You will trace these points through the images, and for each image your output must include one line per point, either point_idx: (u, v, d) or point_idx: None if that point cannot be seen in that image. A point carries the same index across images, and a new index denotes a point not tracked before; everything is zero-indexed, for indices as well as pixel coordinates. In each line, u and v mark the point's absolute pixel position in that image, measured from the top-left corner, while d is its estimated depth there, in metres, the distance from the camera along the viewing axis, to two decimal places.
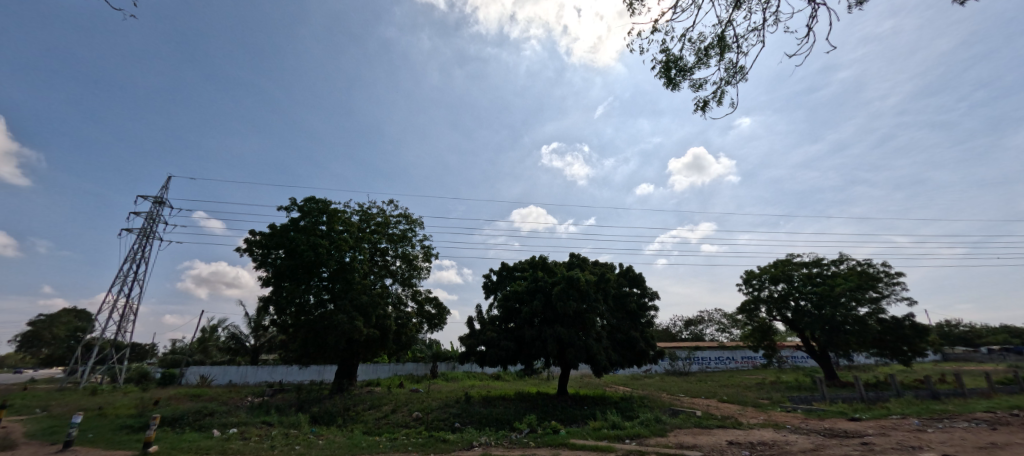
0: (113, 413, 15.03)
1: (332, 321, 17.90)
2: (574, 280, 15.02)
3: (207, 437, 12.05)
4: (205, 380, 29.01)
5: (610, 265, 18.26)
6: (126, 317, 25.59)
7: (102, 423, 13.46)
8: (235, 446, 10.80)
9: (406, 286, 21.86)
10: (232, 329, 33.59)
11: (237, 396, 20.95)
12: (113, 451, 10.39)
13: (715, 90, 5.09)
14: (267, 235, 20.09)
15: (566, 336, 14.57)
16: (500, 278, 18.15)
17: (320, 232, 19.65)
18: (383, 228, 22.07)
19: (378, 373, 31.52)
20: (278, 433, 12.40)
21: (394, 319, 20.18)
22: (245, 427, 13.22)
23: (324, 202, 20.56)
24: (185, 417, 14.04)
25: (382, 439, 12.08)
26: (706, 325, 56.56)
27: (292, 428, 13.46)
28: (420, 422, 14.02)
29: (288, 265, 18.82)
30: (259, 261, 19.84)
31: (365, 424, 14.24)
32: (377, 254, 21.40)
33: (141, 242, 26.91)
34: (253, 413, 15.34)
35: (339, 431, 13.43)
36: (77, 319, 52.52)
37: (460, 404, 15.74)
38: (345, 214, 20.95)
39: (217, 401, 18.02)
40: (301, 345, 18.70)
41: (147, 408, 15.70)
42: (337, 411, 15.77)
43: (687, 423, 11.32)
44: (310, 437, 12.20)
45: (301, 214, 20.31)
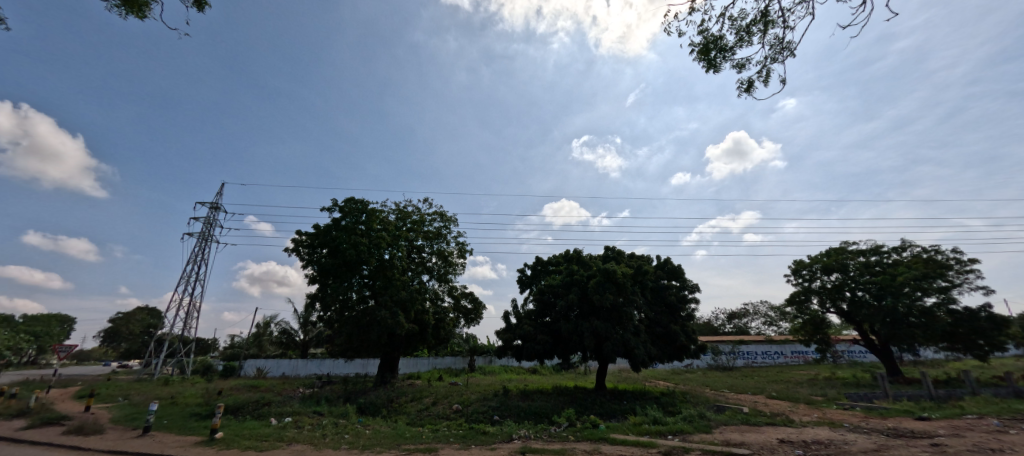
0: (183, 402, 16.43)
1: (374, 317, 18.61)
2: (611, 273, 14.77)
3: (266, 424, 12.88)
4: (260, 373, 30.79)
5: (648, 257, 17.80)
6: (191, 314, 27.77)
7: (175, 411, 14.72)
8: (292, 434, 11.51)
9: (443, 281, 22.31)
10: (283, 325, 35.77)
11: (289, 387, 22.26)
12: (187, 436, 11.35)
13: (760, 68, 4.83)
14: (312, 235, 21.11)
15: (602, 329, 14.46)
16: (534, 272, 18.15)
17: (359, 231, 20.41)
18: (419, 226, 22.62)
19: (418, 366, 32.67)
20: (329, 423, 13.08)
21: (433, 314, 20.79)
22: (299, 416, 14.04)
23: (363, 201, 21.33)
24: (245, 406, 15.04)
25: (424, 429, 12.49)
26: (751, 318, 54.22)
27: (341, 418, 14.12)
28: (460, 414, 14.32)
29: (332, 263, 19.68)
30: (306, 261, 20.87)
31: (408, 415, 14.73)
32: (413, 251, 21.98)
33: (201, 245, 29.14)
34: (305, 403, 16.24)
35: (383, 422, 13.93)
36: (149, 315, 57.97)
37: (499, 397, 15.93)
38: (382, 213, 21.60)
39: (273, 391, 19.31)
40: (347, 338, 19.51)
41: (213, 397, 17.04)
42: (382, 402, 16.38)
43: (734, 420, 10.90)
44: (358, 427, 12.80)
45: (343, 214, 21.18)
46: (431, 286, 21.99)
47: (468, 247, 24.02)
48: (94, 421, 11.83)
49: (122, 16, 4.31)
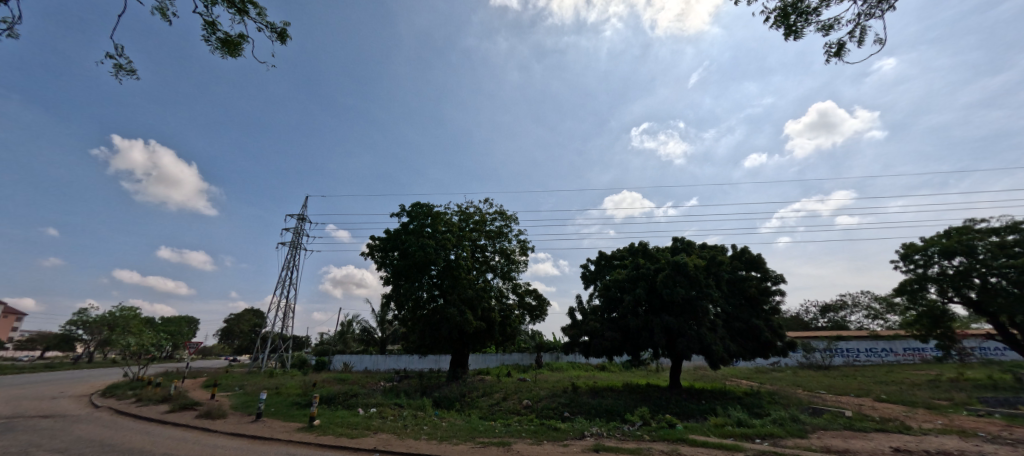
0: (285, 392, 18.39)
1: (444, 315, 19.37)
2: (681, 265, 14.00)
3: (355, 414, 13.99)
4: (346, 367, 33.43)
5: (723, 247, 16.59)
6: (287, 314, 30.97)
7: (279, 400, 16.50)
8: (377, 423, 12.37)
9: (506, 279, 22.62)
10: (363, 323, 38.58)
11: (372, 381, 23.92)
12: (290, 422, 12.65)
13: (852, 29, 4.26)
14: (384, 239, 22.44)
15: (675, 325, 13.75)
16: (599, 267, 17.74)
17: (426, 234, 21.32)
18: (481, 226, 23.12)
19: (487, 362, 33.48)
20: (408, 414, 13.87)
21: (499, 312, 21.17)
22: (382, 407, 15.02)
23: (428, 205, 22.26)
24: (335, 397, 16.41)
25: (497, 423, 12.76)
26: (849, 311, 48.51)
27: (419, 410, 14.88)
28: (531, 410, 14.43)
29: (403, 265, 20.76)
30: (380, 263, 22.23)
31: (480, 410, 15.15)
32: (477, 251, 22.53)
33: (292, 252, 32.36)
34: (386, 396, 17.37)
35: (458, 415, 14.47)
36: (254, 315, 65.81)
37: (569, 394, 15.80)
38: (446, 215, 22.39)
39: (358, 385, 20.90)
40: (420, 336, 20.49)
41: (308, 388, 18.86)
42: (455, 396, 17.01)
43: (834, 424, 9.80)
44: (435, 419, 13.41)
45: (410, 218, 22.26)
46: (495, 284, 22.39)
47: (530, 244, 24.11)
48: (216, 407, 13.61)
49: (222, 57, 4.83)
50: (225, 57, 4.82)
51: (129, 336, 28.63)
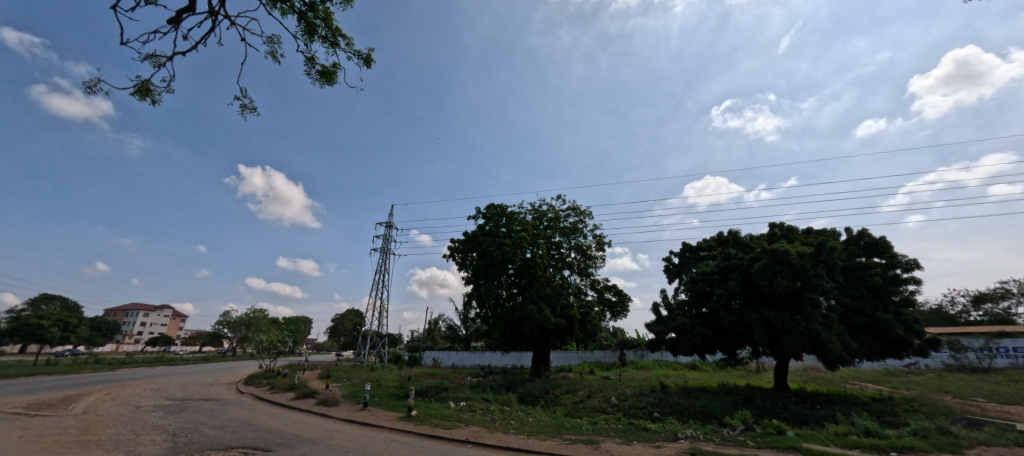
0: (386, 384, 20.07)
1: (524, 312, 19.58)
2: (781, 254, 12.56)
3: (447, 407, 14.76)
4: (436, 363, 35.48)
5: (833, 232, 14.63)
6: (382, 313, 33.78)
7: (380, 392, 18.03)
8: (467, 416, 12.91)
9: (584, 275, 22.23)
10: (449, 321, 40.62)
11: (459, 376, 25.05)
12: (392, 412, 13.74)
13: None
14: (463, 241, 23.33)
15: (778, 320, 12.37)
16: (683, 259, 16.65)
17: (502, 233, 21.75)
18: (555, 223, 22.99)
19: (569, 360, 33.21)
20: (496, 409, 14.25)
21: (578, 308, 20.91)
22: (471, 401, 15.64)
23: (501, 205, 22.67)
24: (428, 391, 17.47)
25: (583, 421, 12.57)
26: (1013, 302, 39.77)
27: (505, 405, 15.24)
28: (617, 409, 14.00)
29: (482, 265, 21.37)
30: (460, 264, 23.14)
31: (565, 407, 15.06)
32: (552, 248, 22.45)
33: (383, 257, 35.21)
34: (474, 390, 18.06)
35: (544, 411, 14.53)
36: (355, 315, 72.84)
37: (658, 393, 15.02)
38: (520, 215, 22.64)
39: (448, 379, 22.03)
40: (502, 332, 21.00)
41: (404, 382, 20.35)
42: (539, 393, 17.12)
43: (1000, 440, 8.05)
44: (522, 414, 13.66)
45: (486, 219, 22.89)
46: (573, 281, 22.15)
47: (606, 238, 23.45)
48: (330, 396, 15.30)
49: (321, 86, 5.36)
50: (323, 86, 5.36)
51: (259, 334, 33.39)
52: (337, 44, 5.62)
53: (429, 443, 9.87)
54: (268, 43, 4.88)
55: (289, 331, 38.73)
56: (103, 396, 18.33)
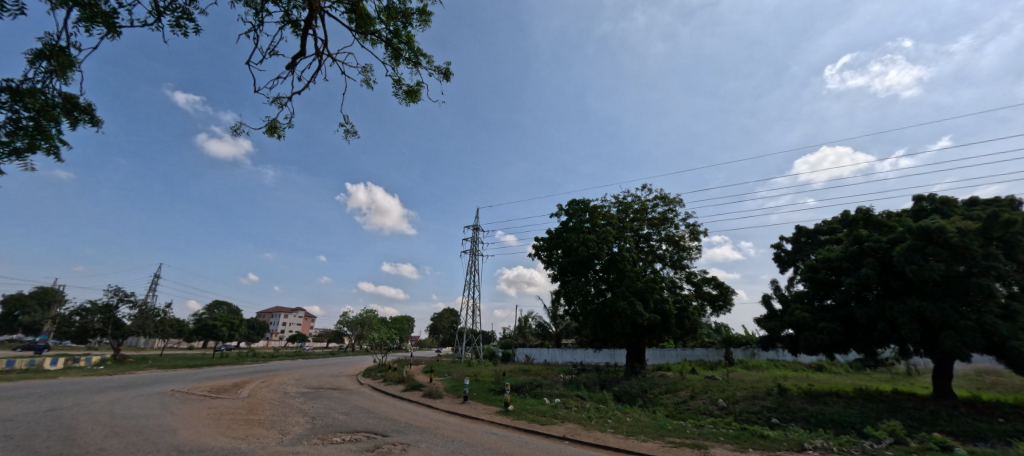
0: (484, 379, 21.20)
1: (615, 308, 19.14)
2: (931, 233, 10.59)
3: (543, 403, 15.05)
4: (528, 359, 36.27)
5: (1006, 203, 11.88)
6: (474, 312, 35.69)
7: (481, 386, 19.09)
8: (563, 413, 13.06)
9: (678, 268, 21.02)
10: (538, 319, 41.36)
11: (553, 372, 25.32)
12: (489, 406, 14.48)
13: None
14: (548, 239, 23.53)
15: (932, 313, 10.40)
16: (798, 246, 14.94)
17: (586, 229, 21.50)
18: (642, 214, 22.09)
19: (666, 358, 31.70)
20: (591, 407, 14.19)
21: (673, 303, 19.86)
22: (566, 398, 15.76)
23: (585, 200, 22.46)
24: (523, 387, 17.98)
25: (687, 423, 11.91)
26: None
27: (601, 403, 15.09)
28: (726, 412, 13.02)
29: (568, 261, 21.30)
30: (547, 262, 23.36)
31: (665, 407, 14.42)
32: (641, 241, 21.54)
33: (472, 258, 37.21)
34: (569, 388, 18.17)
35: (643, 411, 14.08)
36: (451, 314, 77.90)
37: (774, 397, 13.61)
38: (604, 209, 22.18)
39: (542, 375, 22.49)
40: (594, 328, 20.81)
41: (501, 377, 21.29)
42: (636, 392, 16.61)
43: None
44: (619, 413, 13.43)
45: (569, 216, 22.84)
46: (666, 275, 21.09)
47: (700, 227, 21.93)
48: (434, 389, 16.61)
49: (406, 105, 6.01)
50: (409, 105, 5.95)
51: (371, 332, 37.32)
52: (419, 63, 6.02)
53: (527, 437, 10.19)
54: (365, 75, 5.36)
55: (396, 329, 42.67)
56: (261, 383, 22.10)
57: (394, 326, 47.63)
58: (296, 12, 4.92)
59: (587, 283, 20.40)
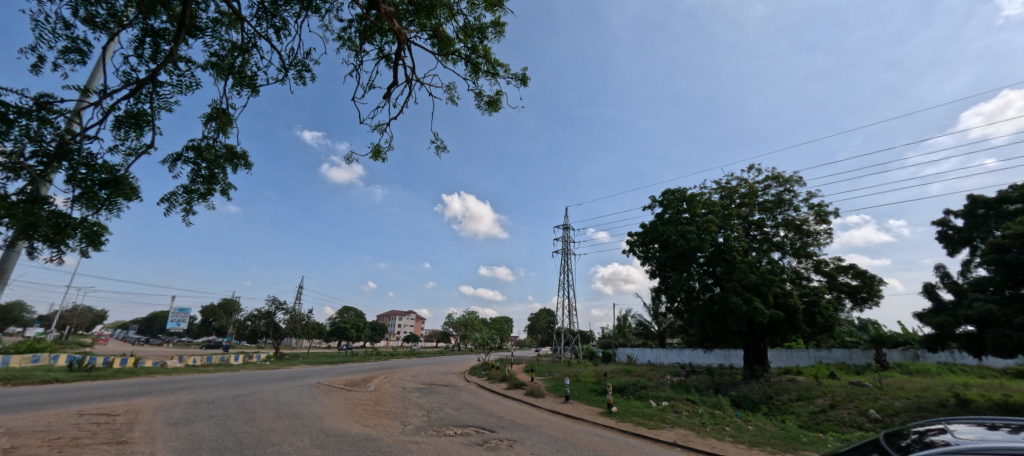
0: (585, 379, 21.79)
1: (727, 305, 18.17)
2: None
3: (649, 405, 15.07)
4: (631, 360, 35.61)
5: None
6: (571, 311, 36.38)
7: (582, 386, 19.71)
8: (672, 417, 13.07)
9: (802, 257, 19.26)
10: (638, 317, 40.62)
11: (658, 374, 24.63)
12: (592, 405, 15.05)
13: None
14: (642, 234, 23.14)
15: None
16: (977, 221, 12.17)
17: (684, 220, 20.75)
18: (752, 198, 20.82)
19: (798, 361, 29.13)
20: (704, 412, 13.85)
21: (799, 297, 18.24)
22: (674, 402, 15.51)
23: (680, 190, 21.81)
24: (627, 388, 18.05)
25: (825, 436, 11.02)
26: None
27: (715, 409, 14.55)
28: (879, 424, 11.66)
29: (667, 257, 20.60)
30: (643, 258, 23.03)
31: (798, 417, 13.33)
32: (752, 228, 20.32)
33: (565, 256, 37.98)
34: (677, 390, 17.77)
35: (768, 420, 13.26)
36: (547, 313, 79.95)
37: (951, 410, 11.78)
38: (705, 196, 21.25)
39: (646, 377, 22.31)
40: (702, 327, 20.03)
41: (602, 377, 21.64)
42: (758, 398, 15.61)
43: None
44: (736, 420, 12.87)
45: (664, 207, 22.28)
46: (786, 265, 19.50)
47: (826, 208, 19.91)
48: (537, 388, 17.59)
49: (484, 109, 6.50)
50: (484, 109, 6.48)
51: (474, 332, 40.09)
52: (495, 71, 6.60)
53: (635, 441, 10.44)
54: (448, 87, 6.54)
55: (496, 330, 45.16)
56: (382, 377, 25.53)
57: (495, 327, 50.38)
58: (386, 46, 6.24)
59: (692, 277, 19.43)
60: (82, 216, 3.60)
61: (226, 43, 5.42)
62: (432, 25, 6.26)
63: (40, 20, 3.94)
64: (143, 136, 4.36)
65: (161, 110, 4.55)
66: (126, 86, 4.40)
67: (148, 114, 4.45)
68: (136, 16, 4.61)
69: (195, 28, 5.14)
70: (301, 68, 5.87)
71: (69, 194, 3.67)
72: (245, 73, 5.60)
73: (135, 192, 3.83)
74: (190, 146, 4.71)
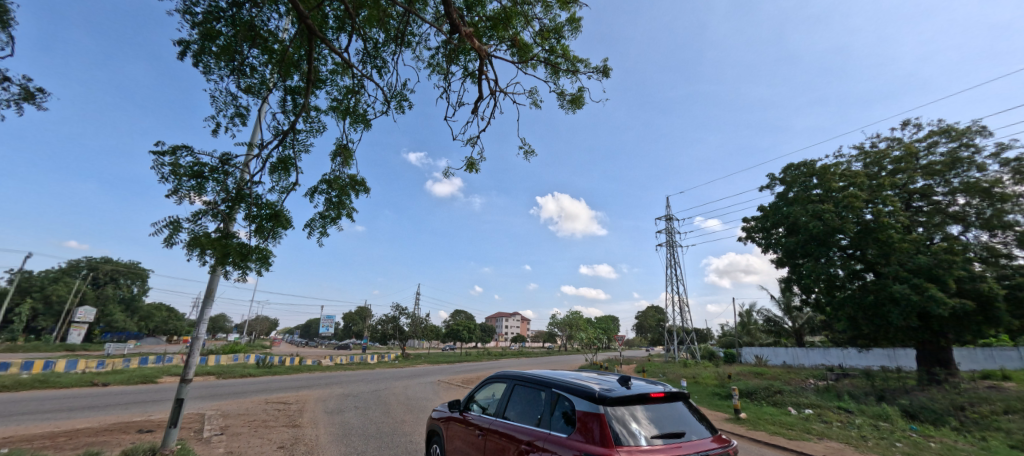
0: (704, 382, 21.78)
1: (889, 295, 14.80)
2: None
3: (786, 413, 12.84)
4: (762, 360, 34.07)
5: None
6: (684, 308, 36.14)
7: (702, 389, 19.58)
8: (819, 427, 10.62)
9: (995, 230, 15.27)
10: (767, 313, 38.92)
11: (797, 378, 23.43)
12: (716, 412, 13.77)
13: None
14: (761, 219, 20.23)
15: None
16: None
17: (816, 198, 17.45)
18: (911, 163, 16.85)
19: (1003, 362, 24.77)
20: (864, 423, 11.15)
21: (995, 281, 14.37)
22: (821, 410, 13.03)
23: (808, 164, 18.51)
24: (757, 392, 15.69)
25: (1011, 431, 9.87)
26: None
27: (881, 421, 11.62)
28: None
29: (796, 242, 17.51)
30: (764, 245, 19.99)
31: (1009, 434, 9.88)
32: (913, 200, 16.74)
33: (671, 251, 38.06)
34: (823, 397, 15.06)
35: (958, 435, 10.25)
36: (658, 312, 78.79)
37: None
38: (840, 166, 17.61)
39: (783, 380, 21.31)
40: (854, 322, 16.58)
41: (725, 380, 21.12)
42: (944, 408, 12.14)
43: None
44: (913, 436, 9.96)
45: (786, 185, 19.16)
46: (970, 241, 15.64)
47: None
48: None
49: (573, 112, 6.48)
50: (574, 110, 6.41)
51: (579, 332, 41.87)
52: (577, 70, 6.51)
53: (766, 450, 8.62)
54: (531, 94, 6.60)
55: (604, 329, 46.22)
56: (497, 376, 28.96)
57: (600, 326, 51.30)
58: (471, 63, 6.34)
59: (833, 264, 16.21)
60: (258, 244, 4.92)
61: (342, 89, 6.29)
62: (511, 33, 6.15)
63: (217, 98, 5.34)
64: (291, 176, 5.60)
65: (300, 152, 5.66)
66: (273, 137, 5.59)
67: (292, 157, 5.59)
68: (279, 80, 5.90)
69: (319, 81, 6.21)
70: (402, 99, 6.48)
71: (247, 227, 5.07)
72: (357, 110, 6.38)
73: (289, 223, 5.23)
74: (323, 180, 5.76)
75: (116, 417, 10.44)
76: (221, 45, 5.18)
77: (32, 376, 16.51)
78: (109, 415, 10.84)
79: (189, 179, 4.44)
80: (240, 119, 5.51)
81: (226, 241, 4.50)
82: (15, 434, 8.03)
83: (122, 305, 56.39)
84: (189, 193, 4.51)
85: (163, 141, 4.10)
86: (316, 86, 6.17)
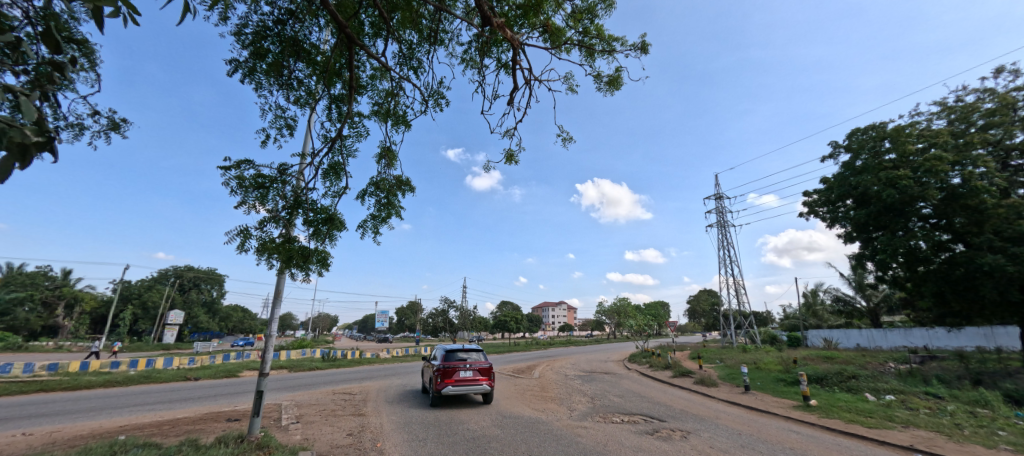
0: (767, 367, 20.70)
1: (982, 267, 13.28)
2: None
3: (864, 400, 11.94)
4: (833, 343, 31.79)
5: None
6: (739, 291, 34.46)
7: (765, 375, 18.63)
8: (903, 415, 9.79)
9: None
10: (835, 293, 36.25)
11: (875, 362, 21.65)
12: (783, 399, 13.05)
13: None
14: (824, 192, 18.68)
15: None
16: None
17: (890, 164, 15.73)
18: (1007, 116, 14.82)
19: None
20: (957, 409, 10.16)
21: None
22: (904, 396, 11.99)
23: (878, 127, 16.81)
24: (827, 377, 14.70)
25: None
26: None
27: (979, 407, 10.54)
28: None
29: (867, 214, 15.93)
30: (830, 219, 18.44)
31: None
32: (1010, 159, 14.80)
33: (723, 231, 36.27)
34: (907, 381, 13.82)
35: None
36: (711, 296, 75.87)
37: None
38: (917, 127, 15.86)
39: (857, 365, 19.76)
40: (942, 299, 15.06)
41: (790, 365, 19.95)
42: None
43: None
44: (1019, 423, 8.96)
45: (854, 152, 17.50)
46: None
47: None
48: (709, 377, 18.00)
49: (611, 93, 6.35)
50: (613, 91, 6.29)
51: (629, 320, 41.19)
52: (614, 49, 6.31)
53: (843, 439, 8.13)
54: (567, 79, 6.50)
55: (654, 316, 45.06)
56: (547, 366, 29.11)
57: (651, 313, 49.89)
58: (504, 54, 6.35)
59: (913, 235, 14.59)
60: (317, 247, 5.27)
61: (382, 93, 6.53)
62: (543, 18, 6.08)
63: (270, 112, 5.73)
64: (341, 181, 5.89)
65: (348, 157, 5.94)
66: (323, 145, 5.88)
67: (342, 163, 5.89)
68: (324, 91, 6.18)
69: (360, 87, 6.46)
70: (439, 97, 6.61)
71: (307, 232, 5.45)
72: (398, 112, 6.59)
73: (343, 224, 5.54)
74: (371, 183, 6.06)
75: (208, 408, 11.62)
76: (270, 62, 5.57)
77: (137, 373, 18.72)
78: (206, 406, 12.07)
79: (253, 190, 4.81)
80: (289, 131, 5.87)
81: (289, 245, 4.84)
82: (129, 424, 9.15)
83: (205, 307, 62.45)
84: (256, 203, 4.90)
85: (230, 156, 4.46)
86: (357, 92, 6.45)
